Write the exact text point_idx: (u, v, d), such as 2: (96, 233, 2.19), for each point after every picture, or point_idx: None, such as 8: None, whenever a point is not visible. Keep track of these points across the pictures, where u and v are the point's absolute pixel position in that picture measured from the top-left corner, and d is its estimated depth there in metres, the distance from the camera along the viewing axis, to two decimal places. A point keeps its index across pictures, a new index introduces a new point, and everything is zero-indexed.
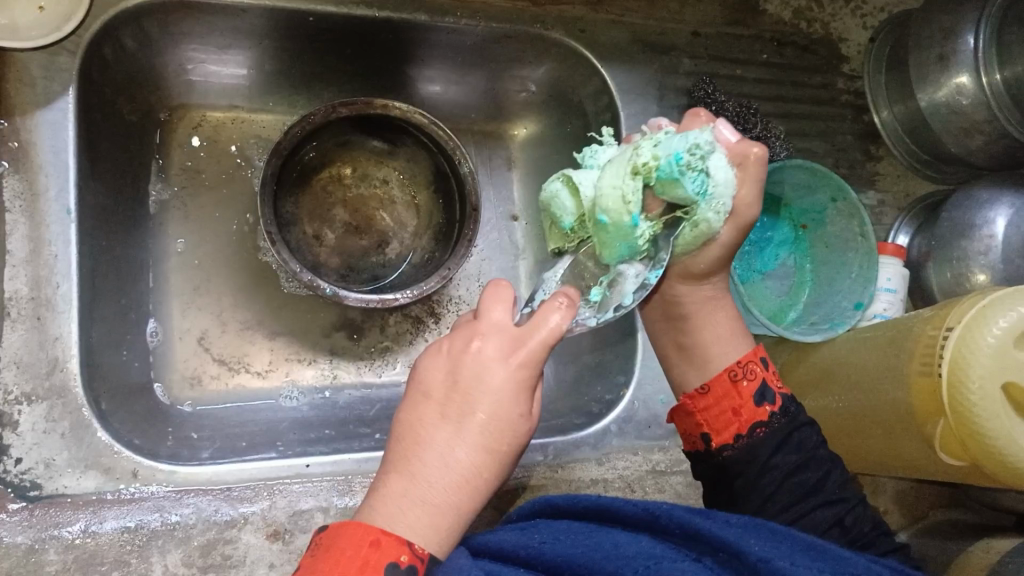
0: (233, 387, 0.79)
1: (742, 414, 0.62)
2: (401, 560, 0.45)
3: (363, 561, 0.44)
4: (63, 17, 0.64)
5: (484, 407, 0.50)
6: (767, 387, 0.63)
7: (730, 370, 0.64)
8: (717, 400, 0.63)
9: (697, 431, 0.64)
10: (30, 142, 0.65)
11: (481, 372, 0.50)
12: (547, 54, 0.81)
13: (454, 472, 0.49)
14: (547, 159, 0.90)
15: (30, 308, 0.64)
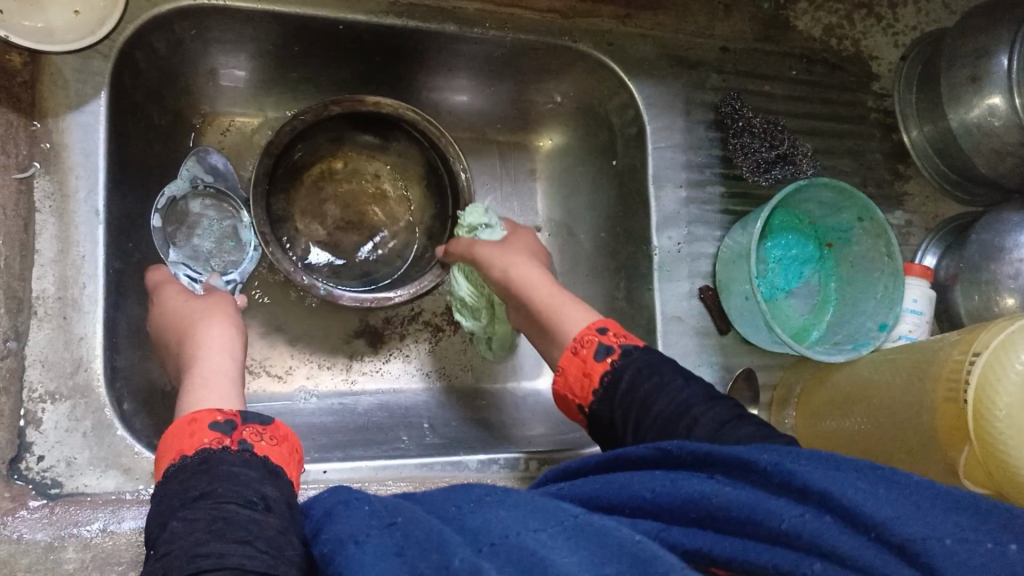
0: (252, 391, 0.79)
1: (588, 375, 0.62)
2: (217, 417, 0.55)
3: (190, 432, 0.54)
4: (98, 21, 0.64)
5: (210, 346, 0.67)
6: (604, 343, 0.62)
7: (572, 345, 0.64)
8: (569, 376, 0.64)
9: (573, 404, 0.64)
10: (61, 144, 0.66)
11: (190, 309, 0.71)
12: (574, 66, 0.82)
13: (229, 347, 0.68)
14: (571, 171, 0.90)
15: (57, 307, 0.65)
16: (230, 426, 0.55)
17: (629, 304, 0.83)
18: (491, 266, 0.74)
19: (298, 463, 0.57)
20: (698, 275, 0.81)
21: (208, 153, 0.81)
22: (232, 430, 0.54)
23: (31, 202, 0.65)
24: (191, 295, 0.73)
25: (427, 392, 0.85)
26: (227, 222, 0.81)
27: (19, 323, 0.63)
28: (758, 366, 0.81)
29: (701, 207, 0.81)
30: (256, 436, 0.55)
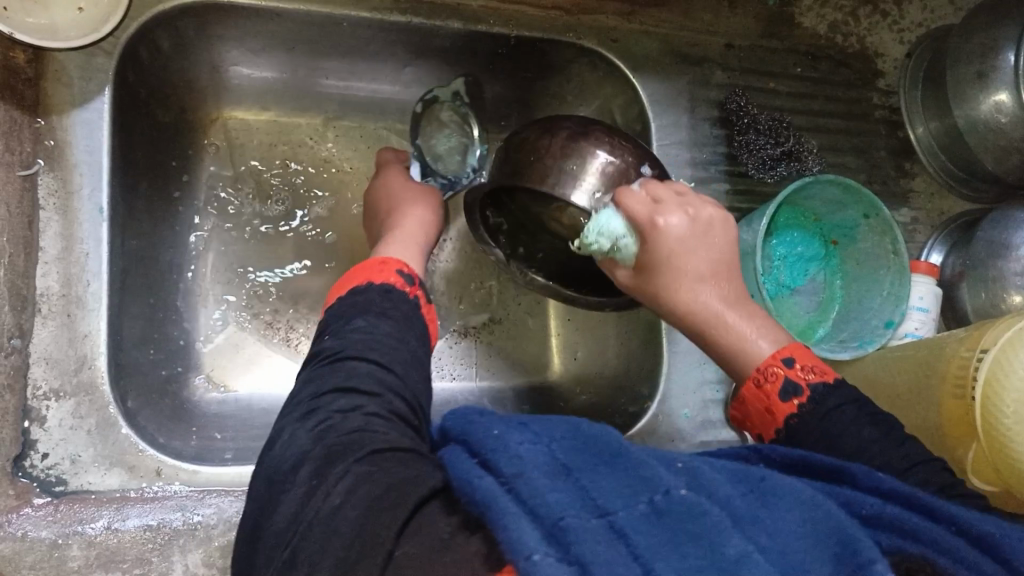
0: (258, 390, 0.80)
1: (776, 412, 0.59)
2: (406, 269, 0.66)
3: (380, 268, 0.65)
4: (103, 18, 0.64)
5: (410, 222, 0.74)
6: (790, 381, 0.59)
7: (754, 375, 0.61)
8: (750, 404, 0.61)
9: (754, 433, 0.62)
10: (65, 141, 0.66)
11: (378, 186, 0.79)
12: (579, 63, 0.81)
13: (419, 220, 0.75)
14: None
15: (61, 304, 0.65)
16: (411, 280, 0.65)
17: None
18: (666, 294, 0.65)
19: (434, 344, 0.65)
20: None
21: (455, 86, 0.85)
22: (413, 283, 0.65)
23: (35, 199, 0.65)
24: (411, 180, 0.79)
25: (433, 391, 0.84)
26: (463, 142, 0.85)
27: (24, 321, 0.62)
28: None
29: None
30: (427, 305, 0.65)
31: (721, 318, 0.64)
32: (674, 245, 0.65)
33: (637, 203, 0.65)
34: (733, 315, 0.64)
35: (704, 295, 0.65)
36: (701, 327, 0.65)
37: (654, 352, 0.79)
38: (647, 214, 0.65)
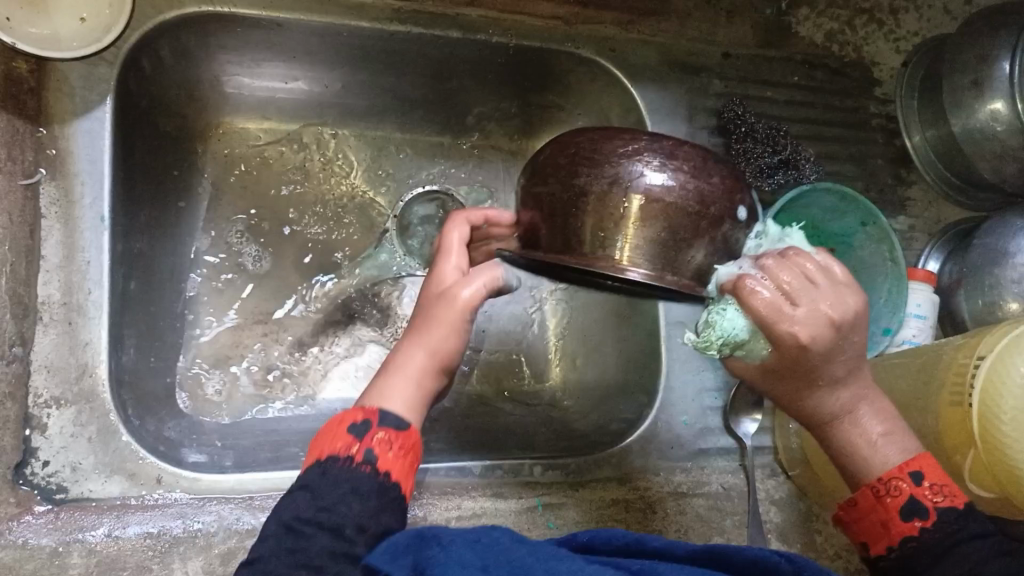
0: (262, 397, 0.80)
1: (893, 527, 0.54)
2: (359, 417, 0.52)
3: (334, 431, 0.52)
4: (105, 28, 0.65)
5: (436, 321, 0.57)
6: (916, 501, 0.54)
7: (873, 486, 0.55)
8: (863, 512, 0.56)
9: (858, 538, 0.58)
10: (67, 150, 0.67)
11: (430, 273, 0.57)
12: (577, 73, 0.82)
13: (434, 340, 0.54)
14: None
15: (62, 312, 0.65)
16: (366, 429, 0.51)
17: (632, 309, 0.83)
18: (817, 405, 0.56)
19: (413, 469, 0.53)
20: None
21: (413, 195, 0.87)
22: (365, 433, 0.51)
23: (36, 208, 0.65)
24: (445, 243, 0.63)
25: None
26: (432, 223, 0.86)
27: (26, 329, 0.63)
28: None
29: None
30: (385, 446, 0.51)
31: (851, 411, 0.56)
32: (833, 339, 0.52)
33: (773, 296, 0.51)
34: (871, 420, 0.56)
35: (860, 410, 0.56)
36: (852, 449, 0.56)
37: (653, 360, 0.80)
38: (790, 326, 0.51)
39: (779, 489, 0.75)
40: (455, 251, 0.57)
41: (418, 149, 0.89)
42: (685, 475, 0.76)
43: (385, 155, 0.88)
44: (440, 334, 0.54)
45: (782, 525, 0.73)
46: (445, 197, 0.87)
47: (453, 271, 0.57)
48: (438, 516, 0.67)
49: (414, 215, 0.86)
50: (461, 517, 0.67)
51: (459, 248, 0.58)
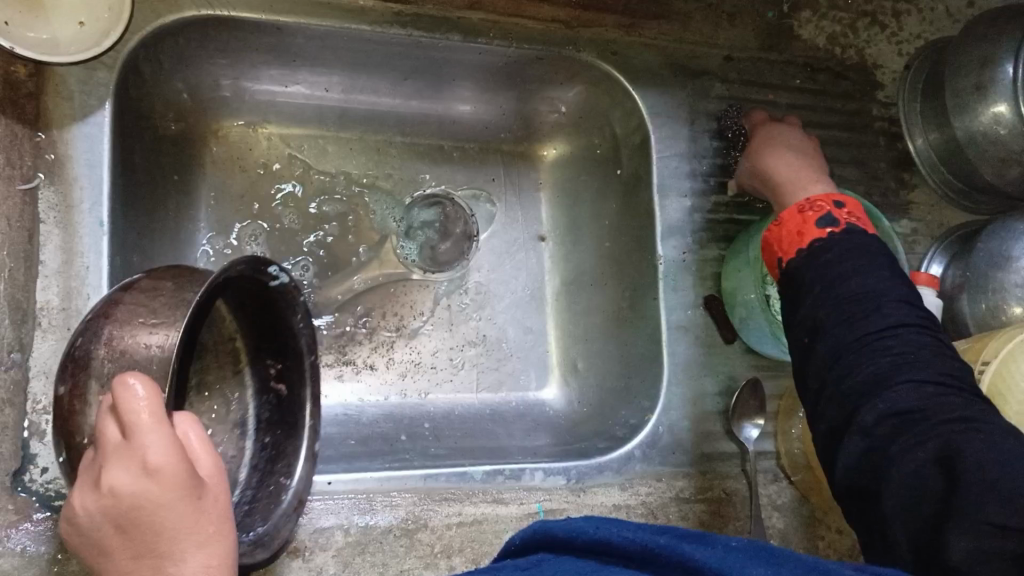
0: None
1: (806, 235, 0.63)
2: None
3: None
4: (104, 32, 0.65)
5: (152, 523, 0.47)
6: (831, 215, 0.63)
7: (799, 206, 0.65)
8: (784, 228, 0.64)
9: (774, 258, 0.65)
10: (66, 155, 0.66)
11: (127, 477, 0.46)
12: (579, 76, 0.82)
13: (197, 533, 0.48)
14: (575, 180, 0.90)
15: (61, 318, 0.65)
16: None
17: (634, 313, 0.82)
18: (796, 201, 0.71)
19: None
20: (703, 284, 0.80)
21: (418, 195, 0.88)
22: None
23: (35, 213, 0.65)
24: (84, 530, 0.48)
25: (435, 402, 0.84)
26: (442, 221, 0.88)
27: (24, 334, 0.63)
28: (763, 376, 0.80)
29: (706, 216, 0.81)
30: None
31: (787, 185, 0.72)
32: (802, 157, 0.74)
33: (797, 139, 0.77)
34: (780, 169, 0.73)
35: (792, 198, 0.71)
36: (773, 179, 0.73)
37: (653, 364, 0.79)
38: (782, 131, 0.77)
39: (781, 494, 0.76)
40: (117, 446, 0.46)
41: (418, 152, 0.89)
42: (688, 481, 0.75)
43: (385, 159, 0.88)
44: (194, 519, 0.47)
45: (784, 529, 0.74)
46: (447, 201, 0.88)
47: (147, 454, 0.46)
48: (440, 521, 0.68)
49: (414, 218, 0.88)
50: (462, 523, 0.68)
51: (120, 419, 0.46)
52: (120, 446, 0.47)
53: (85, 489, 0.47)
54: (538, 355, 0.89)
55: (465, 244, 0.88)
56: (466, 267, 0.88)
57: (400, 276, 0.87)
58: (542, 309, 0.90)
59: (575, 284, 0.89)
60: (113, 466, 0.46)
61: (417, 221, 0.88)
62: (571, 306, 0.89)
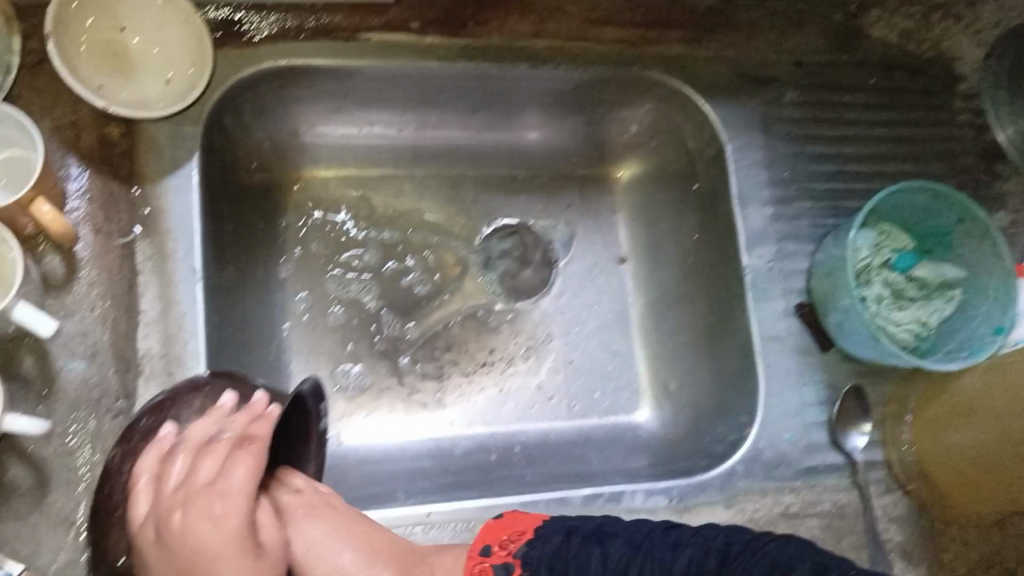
0: (369, 424, 0.81)
1: None
2: None
3: None
4: (188, 86, 0.70)
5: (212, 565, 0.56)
6: None
7: None
8: None
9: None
10: (159, 208, 0.69)
11: (225, 487, 0.58)
12: (647, 94, 0.82)
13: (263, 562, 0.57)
14: (652, 199, 0.89)
15: (161, 364, 0.66)
16: None
17: (723, 327, 0.81)
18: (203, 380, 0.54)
19: None
20: (793, 292, 0.78)
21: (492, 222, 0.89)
22: None
23: (133, 265, 0.67)
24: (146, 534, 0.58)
25: (529, 430, 0.83)
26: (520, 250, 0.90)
27: (129, 382, 0.65)
28: (866, 383, 0.77)
29: (792, 222, 0.79)
30: None
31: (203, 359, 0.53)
32: None
33: None
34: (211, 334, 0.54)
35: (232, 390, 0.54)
36: None
37: (747, 377, 0.77)
38: None
39: (897, 506, 0.73)
40: (215, 469, 0.59)
41: (492, 184, 0.90)
42: (795, 496, 0.73)
43: (460, 192, 0.89)
44: (242, 558, 0.56)
45: (904, 542, 0.72)
46: (524, 231, 0.90)
47: (220, 501, 0.57)
48: None
49: (494, 249, 0.89)
50: None
51: (244, 435, 0.61)
52: (219, 457, 0.60)
53: (169, 504, 0.58)
54: (628, 378, 0.87)
55: (546, 270, 0.89)
56: (547, 296, 0.88)
57: (487, 308, 0.87)
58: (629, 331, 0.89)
59: (660, 304, 0.88)
60: (185, 506, 0.57)
61: (493, 252, 0.89)
62: (658, 326, 0.88)
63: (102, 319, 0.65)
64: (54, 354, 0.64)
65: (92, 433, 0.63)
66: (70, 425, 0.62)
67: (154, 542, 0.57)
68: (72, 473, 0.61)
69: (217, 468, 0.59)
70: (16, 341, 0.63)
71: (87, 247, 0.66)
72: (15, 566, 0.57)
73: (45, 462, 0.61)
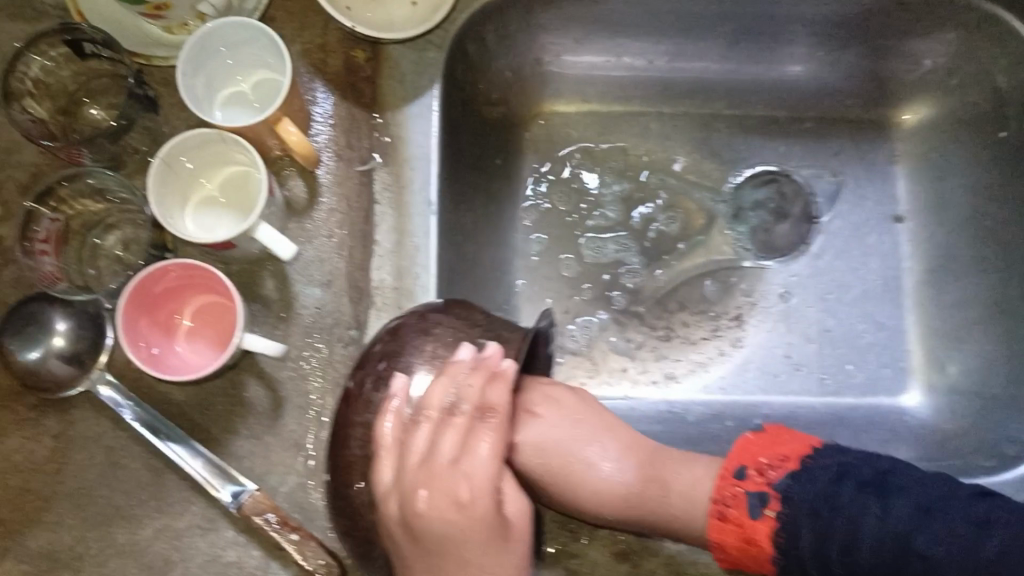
0: (599, 381, 0.74)
1: None
2: None
3: None
4: (435, 9, 0.67)
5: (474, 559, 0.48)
6: (751, 503, 0.54)
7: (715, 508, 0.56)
8: None
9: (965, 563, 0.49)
10: (399, 136, 0.66)
11: (467, 473, 0.48)
12: (951, 22, 0.69)
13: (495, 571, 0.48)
14: (940, 148, 0.76)
15: (393, 297, 0.64)
16: None
17: None
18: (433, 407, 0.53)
19: None
20: None
21: (746, 168, 0.80)
22: None
23: (372, 194, 0.65)
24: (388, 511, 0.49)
25: (772, 402, 0.74)
26: (777, 200, 0.80)
27: (361, 312, 0.63)
28: None
29: None
30: None
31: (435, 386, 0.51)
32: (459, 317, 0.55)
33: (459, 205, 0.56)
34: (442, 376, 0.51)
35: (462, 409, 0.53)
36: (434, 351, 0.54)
37: None
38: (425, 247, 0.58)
39: None
40: (458, 448, 0.49)
41: (749, 126, 0.80)
42: None
43: (713, 134, 0.80)
44: (494, 559, 0.48)
45: None
46: (783, 178, 0.80)
47: (465, 486, 0.48)
48: None
49: (746, 199, 0.80)
50: None
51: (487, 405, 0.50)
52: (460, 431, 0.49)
53: (411, 485, 0.48)
54: (895, 354, 0.76)
55: (805, 226, 0.79)
56: (804, 254, 0.78)
57: (733, 263, 0.79)
58: (900, 301, 0.77)
59: (941, 272, 0.75)
60: (427, 483, 0.48)
61: (743, 202, 0.80)
62: (937, 298, 0.75)
63: (338, 248, 0.64)
64: (291, 278, 0.64)
65: (325, 360, 0.62)
66: (304, 351, 0.62)
67: (398, 524, 0.49)
68: (304, 399, 0.61)
69: (458, 443, 0.49)
70: (257, 262, 0.63)
71: (328, 172, 0.65)
72: (249, 482, 0.58)
73: (279, 385, 0.61)
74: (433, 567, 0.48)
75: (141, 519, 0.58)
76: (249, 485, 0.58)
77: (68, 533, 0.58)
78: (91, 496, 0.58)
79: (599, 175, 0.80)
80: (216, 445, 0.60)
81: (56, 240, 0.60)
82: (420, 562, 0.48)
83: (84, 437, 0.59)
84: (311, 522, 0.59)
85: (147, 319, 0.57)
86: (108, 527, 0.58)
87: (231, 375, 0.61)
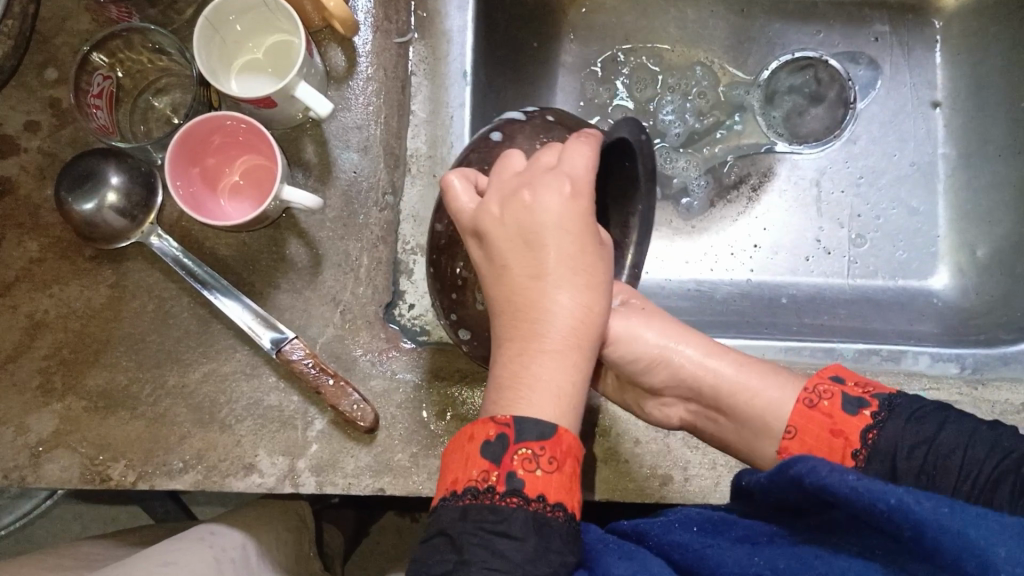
0: None
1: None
2: (492, 433, 0.42)
3: (466, 453, 0.42)
4: None
5: (540, 362, 0.44)
6: (852, 393, 0.46)
7: (805, 398, 0.47)
8: None
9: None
10: (435, 11, 0.68)
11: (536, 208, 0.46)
12: None
13: (581, 273, 0.46)
14: (982, 33, 0.75)
15: (427, 165, 0.68)
16: (504, 446, 0.41)
17: None
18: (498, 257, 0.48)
19: (468, 450, 0.42)
20: None
21: (781, 53, 0.80)
22: (502, 462, 0.41)
23: (406, 65, 0.68)
24: (501, 323, 0.46)
25: (801, 283, 0.76)
26: (814, 88, 0.80)
27: (397, 178, 0.67)
28: None
29: None
30: (530, 463, 0.41)
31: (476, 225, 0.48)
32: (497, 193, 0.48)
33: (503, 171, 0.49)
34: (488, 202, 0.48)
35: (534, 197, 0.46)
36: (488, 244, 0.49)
37: None
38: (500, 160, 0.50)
39: None
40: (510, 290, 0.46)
41: (788, 13, 0.80)
42: None
43: (749, 20, 0.80)
44: (585, 260, 0.46)
45: None
46: (821, 63, 0.79)
47: (544, 339, 0.44)
48: None
49: (781, 83, 0.80)
50: None
51: (566, 164, 0.47)
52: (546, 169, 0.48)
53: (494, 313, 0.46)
54: (925, 239, 0.76)
55: (841, 111, 0.79)
56: (838, 139, 0.79)
57: (764, 148, 0.79)
58: (933, 188, 0.77)
59: (975, 156, 0.75)
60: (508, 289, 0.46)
61: (778, 88, 0.80)
62: (970, 185, 0.75)
63: (376, 116, 0.65)
64: (331, 144, 0.65)
65: (362, 221, 0.64)
66: (342, 213, 0.64)
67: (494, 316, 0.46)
68: (342, 257, 0.64)
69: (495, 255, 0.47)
70: (298, 128, 0.65)
71: (366, 42, 0.66)
72: (289, 331, 0.61)
73: (319, 244, 0.64)
74: (511, 302, 0.46)
75: (190, 364, 0.62)
76: (289, 334, 0.61)
77: (123, 374, 0.62)
78: (145, 341, 0.63)
79: (636, 62, 0.80)
80: (260, 298, 0.63)
81: (108, 99, 0.63)
82: (496, 279, 0.47)
83: (139, 285, 0.63)
84: (347, 371, 0.62)
85: (196, 168, 0.60)
86: (159, 370, 0.62)
87: (273, 234, 0.64)
